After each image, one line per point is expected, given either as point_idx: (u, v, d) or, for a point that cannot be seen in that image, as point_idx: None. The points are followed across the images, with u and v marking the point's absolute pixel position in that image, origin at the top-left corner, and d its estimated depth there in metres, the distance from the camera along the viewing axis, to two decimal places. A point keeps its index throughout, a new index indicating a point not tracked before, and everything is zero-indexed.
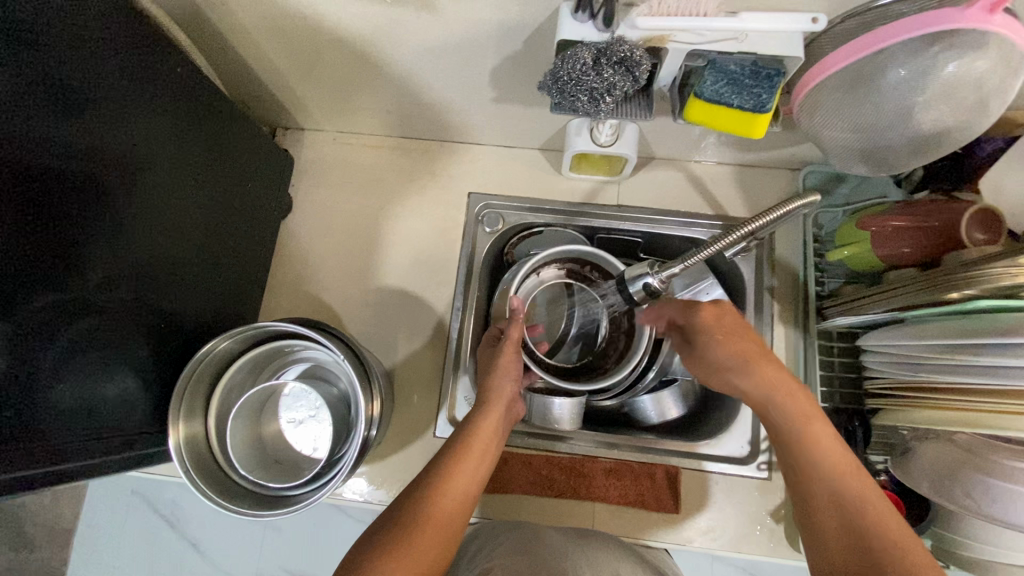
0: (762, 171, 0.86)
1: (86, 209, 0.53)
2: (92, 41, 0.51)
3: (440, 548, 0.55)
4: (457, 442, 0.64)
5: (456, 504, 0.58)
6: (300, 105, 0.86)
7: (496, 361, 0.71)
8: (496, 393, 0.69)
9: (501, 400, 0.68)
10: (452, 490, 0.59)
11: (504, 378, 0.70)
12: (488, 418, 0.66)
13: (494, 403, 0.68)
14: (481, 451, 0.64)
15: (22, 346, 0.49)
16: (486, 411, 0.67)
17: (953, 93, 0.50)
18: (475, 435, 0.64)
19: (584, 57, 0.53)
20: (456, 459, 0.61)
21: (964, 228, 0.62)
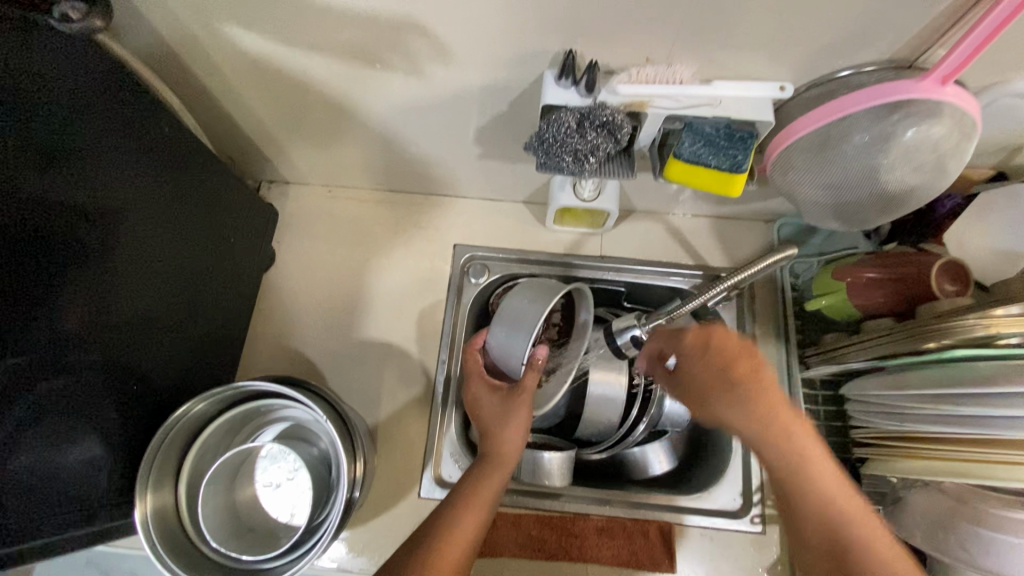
0: (738, 223, 0.90)
1: (58, 263, 0.52)
2: (65, 96, 0.52)
3: None
4: (467, 484, 0.63)
5: (461, 550, 0.57)
6: (286, 160, 0.86)
7: (513, 409, 0.66)
8: (509, 443, 0.66)
9: (513, 453, 0.66)
10: (460, 532, 0.58)
11: (516, 429, 0.66)
12: (499, 464, 0.64)
13: (506, 452, 0.65)
14: (490, 498, 0.62)
15: None
16: (492, 463, 0.65)
17: (913, 156, 0.53)
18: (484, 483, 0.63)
19: (567, 120, 0.55)
20: (464, 506, 0.60)
21: (932, 278, 0.64)
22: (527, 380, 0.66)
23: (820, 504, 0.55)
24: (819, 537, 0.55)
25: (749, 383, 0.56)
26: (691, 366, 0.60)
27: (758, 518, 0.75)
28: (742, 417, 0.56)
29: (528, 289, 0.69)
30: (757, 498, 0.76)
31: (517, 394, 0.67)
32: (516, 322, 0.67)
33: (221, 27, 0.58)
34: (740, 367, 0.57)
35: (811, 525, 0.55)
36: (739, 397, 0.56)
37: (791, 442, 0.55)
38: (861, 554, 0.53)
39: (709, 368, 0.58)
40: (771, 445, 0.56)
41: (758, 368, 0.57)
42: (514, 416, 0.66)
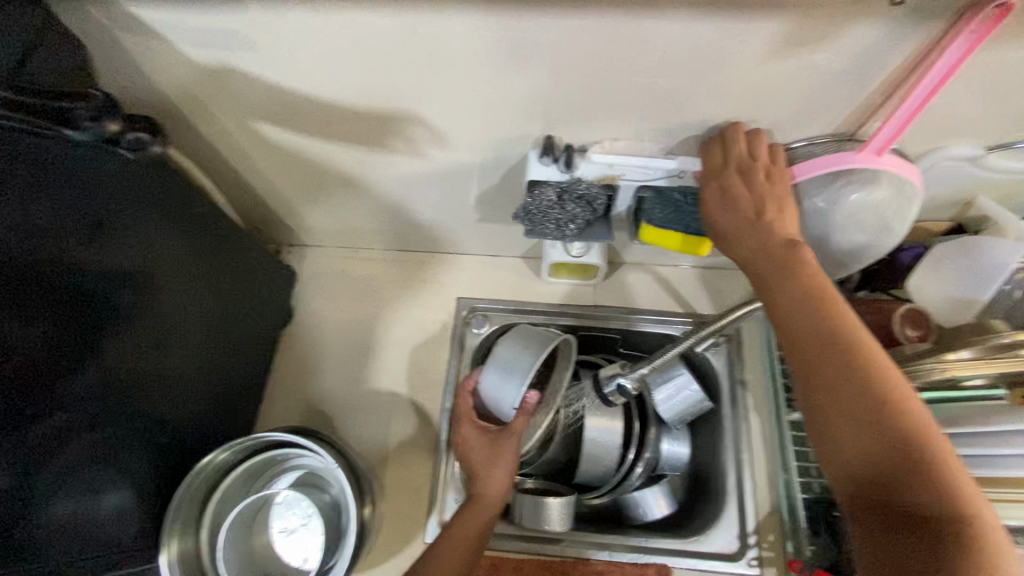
0: (723, 272, 0.95)
1: (92, 325, 0.59)
2: (116, 180, 0.59)
3: None
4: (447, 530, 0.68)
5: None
6: (305, 226, 0.96)
7: (497, 452, 0.72)
8: (493, 489, 0.70)
9: (495, 497, 0.70)
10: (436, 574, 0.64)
11: (495, 474, 0.71)
12: (478, 507, 0.69)
13: (487, 496, 0.70)
14: (471, 541, 0.67)
15: (21, 464, 0.54)
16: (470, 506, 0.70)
17: (859, 217, 0.59)
18: (462, 522, 0.68)
19: (549, 194, 0.64)
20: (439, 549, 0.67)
21: (894, 323, 0.68)
22: (515, 424, 0.72)
23: (839, 351, 0.49)
24: (852, 388, 0.48)
25: (773, 208, 0.55)
26: (716, 208, 0.58)
27: (755, 561, 0.77)
28: (756, 236, 0.55)
29: (516, 335, 0.76)
30: (753, 541, 0.78)
31: (504, 437, 0.72)
32: (508, 368, 0.74)
33: (248, 122, 0.68)
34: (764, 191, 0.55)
35: (848, 389, 0.48)
36: (756, 227, 0.55)
37: (805, 274, 0.52)
38: (873, 404, 0.47)
39: (736, 203, 0.56)
40: (779, 275, 0.53)
41: (782, 191, 0.55)
42: (499, 460, 0.71)
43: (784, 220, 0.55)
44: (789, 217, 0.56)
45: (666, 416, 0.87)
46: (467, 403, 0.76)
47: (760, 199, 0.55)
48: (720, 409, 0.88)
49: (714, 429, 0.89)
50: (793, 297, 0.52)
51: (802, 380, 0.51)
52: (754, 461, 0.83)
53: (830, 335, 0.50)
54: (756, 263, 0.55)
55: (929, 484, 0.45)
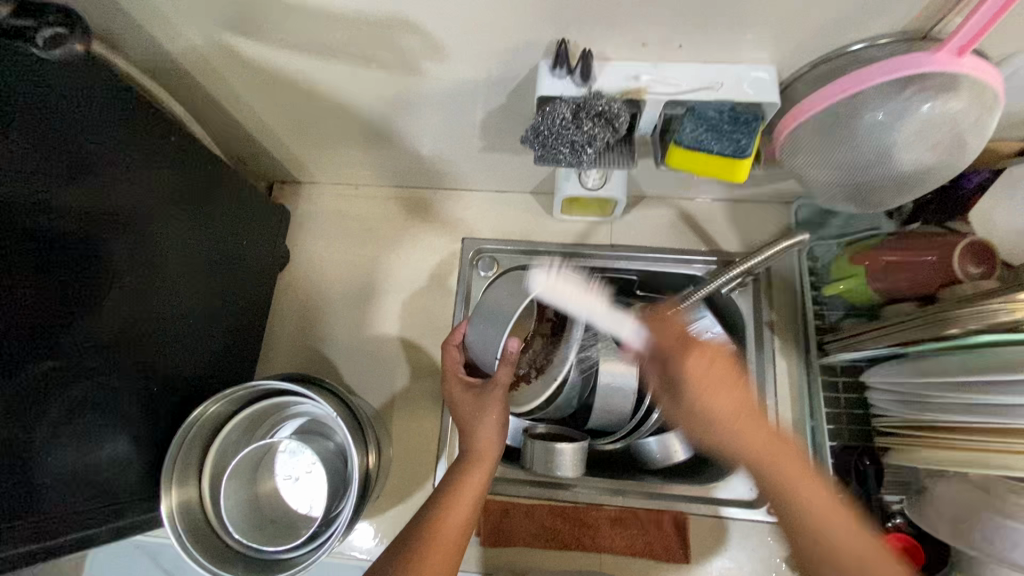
0: (754, 205, 0.87)
1: (82, 268, 0.56)
2: (94, 111, 0.55)
3: None
4: (444, 490, 0.63)
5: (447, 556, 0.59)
6: (297, 161, 0.88)
7: (486, 407, 0.66)
8: (484, 440, 0.65)
9: (491, 448, 0.65)
10: (444, 533, 0.60)
11: (490, 428, 0.66)
12: (478, 461, 0.65)
13: (483, 448, 0.65)
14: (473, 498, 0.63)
15: (19, 416, 0.51)
16: (471, 461, 0.65)
17: (928, 133, 0.50)
18: (468, 477, 0.64)
19: (563, 111, 0.54)
20: (448, 504, 0.62)
21: (954, 261, 0.61)
22: (500, 376, 0.67)
23: (806, 526, 0.55)
24: (814, 549, 0.54)
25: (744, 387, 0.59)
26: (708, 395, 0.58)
27: None
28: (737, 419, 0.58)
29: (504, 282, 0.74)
30: None
31: (490, 388, 0.67)
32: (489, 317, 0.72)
33: (217, 35, 0.59)
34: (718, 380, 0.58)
35: (805, 515, 0.55)
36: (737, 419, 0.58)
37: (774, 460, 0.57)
38: (825, 538, 0.53)
39: (716, 389, 0.58)
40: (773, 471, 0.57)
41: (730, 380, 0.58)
42: (489, 411, 0.66)
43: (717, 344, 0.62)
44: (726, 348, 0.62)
45: None
46: (453, 358, 0.71)
47: (728, 404, 0.58)
48: (744, 353, 0.82)
49: None
50: (775, 476, 0.57)
51: (785, 523, 0.57)
52: (779, 407, 0.78)
53: (784, 486, 0.56)
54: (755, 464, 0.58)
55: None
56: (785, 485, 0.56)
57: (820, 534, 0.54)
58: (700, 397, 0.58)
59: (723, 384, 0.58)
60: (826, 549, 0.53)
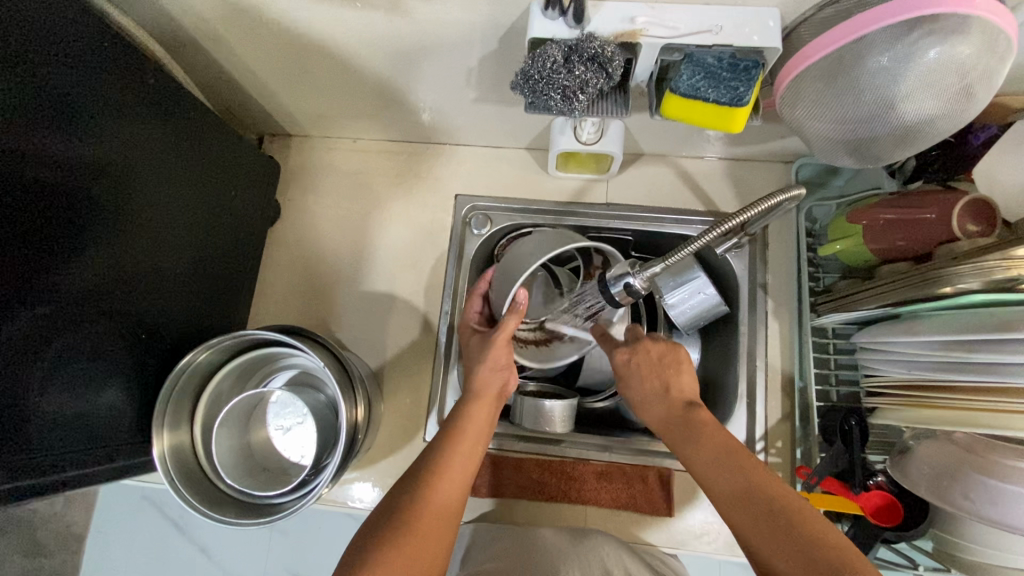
0: (754, 164, 0.85)
1: (71, 218, 0.55)
2: (72, 54, 0.54)
3: (438, 539, 0.55)
4: (450, 429, 0.63)
5: (453, 488, 0.58)
6: (285, 112, 0.86)
7: (487, 349, 0.68)
8: (481, 380, 0.67)
9: (490, 389, 0.67)
10: (450, 471, 0.59)
11: (490, 372, 0.67)
12: (480, 403, 0.65)
13: (483, 390, 0.66)
14: (475, 438, 0.63)
15: (16, 356, 0.51)
16: (472, 403, 0.65)
17: (935, 81, 0.47)
18: (468, 418, 0.64)
19: (554, 54, 0.52)
20: (451, 445, 0.61)
21: (953, 217, 0.59)
22: (506, 323, 0.68)
23: (730, 487, 0.55)
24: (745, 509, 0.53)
25: (670, 377, 0.64)
26: (628, 380, 0.67)
27: None
28: (654, 401, 0.64)
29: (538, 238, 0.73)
30: (760, 447, 0.76)
31: (494, 335, 0.68)
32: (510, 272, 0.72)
33: None
34: (658, 368, 0.65)
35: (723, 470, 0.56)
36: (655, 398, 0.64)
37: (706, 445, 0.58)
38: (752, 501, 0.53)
39: (638, 375, 0.66)
40: (685, 435, 0.60)
41: (669, 369, 0.65)
42: (490, 355, 0.68)
43: (684, 384, 0.64)
44: (686, 376, 0.65)
45: (677, 320, 0.81)
46: (472, 308, 0.75)
47: (665, 384, 0.64)
48: (736, 315, 0.82)
49: (727, 336, 0.84)
50: (685, 441, 0.60)
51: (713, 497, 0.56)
52: (768, 367, 0.78)
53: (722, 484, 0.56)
54: (675, 447, 0.61)
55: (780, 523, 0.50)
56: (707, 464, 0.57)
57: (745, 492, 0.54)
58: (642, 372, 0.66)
59: (661, 369, 0.65)
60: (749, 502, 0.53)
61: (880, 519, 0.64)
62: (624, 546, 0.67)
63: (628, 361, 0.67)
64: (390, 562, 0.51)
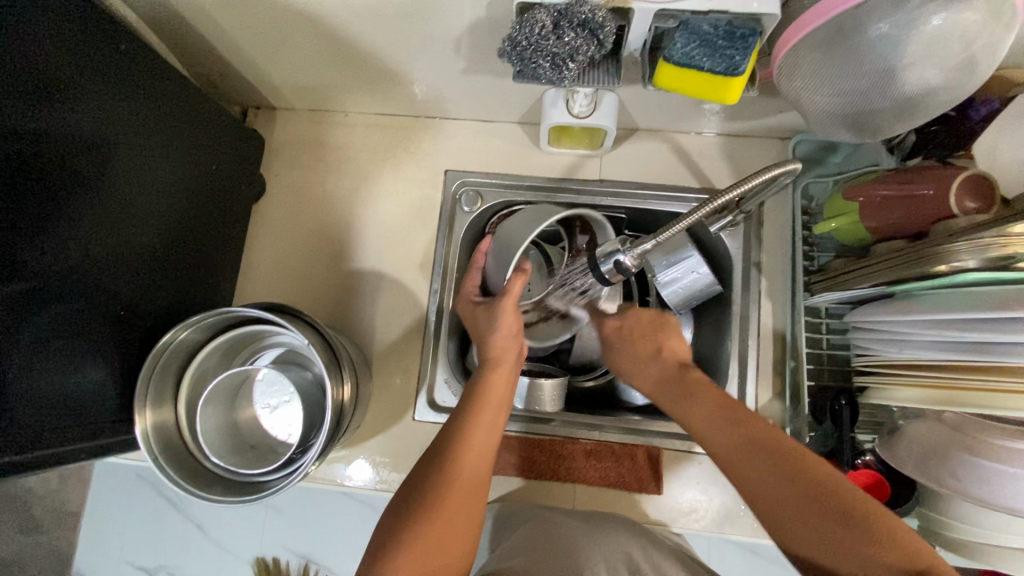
0: (750, 140, 0.83)
1: (51, 193, 0.54)
2: (41, 21, 0.52)
3: (471, 505, 0.56)
4: (471, 399, 0.62)
5: (483, 453, 0.59)
6: (268, 83, 0.83)
7: (495, 317, 0.66)
8: (500, 345, 0.66)
9: (508, 355, 0.66)
10: (475, 440, 0.59)
11: (507, 338, 0.66)
12: (499, 370, 0.65)
13: (501, 358, 0.65)
14: (498, 403, 0.63)
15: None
16: (491, 369, 0.65)
17: (939, 50, 0.46)
18: (489, 386, 0.63)
19: (543, 20, 0.49)
20: (475, 413, 0.60)
21: (951, 196, 0.57)
22: (513, 285, 0.65)
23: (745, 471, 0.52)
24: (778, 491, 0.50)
25: (660, 341, 0.67)
26: (619, 351, 0.70)
27: None
28: (646, 365, 0.67)
29: (524, 214, 0.73)
30: None
31: (501, 301, 0.66)
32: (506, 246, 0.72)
33: None
34: (650, 334, 0.69)
35: (736, 449, 0.54)
36: (648, 361, 0.67)
37: (719, 417, 0.56)
38: (772, 485, 0.50)
39: (630, 341, 0.70)
40: (682, 400, 0.61)
41: (660, 333, 0.68)
42: (503, 321, 0.66)
43: (675, 348, 0.66)
44: (672, 342, 0.67)
45: (669, 299, 0.81)
46: (472, 279, 0.74)
47: (655, 350, 0.67)
48: (730, 295, 0.81)
49: (720, 315, 0.83)
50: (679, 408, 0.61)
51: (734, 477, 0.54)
52: (760, 347, 0.78)
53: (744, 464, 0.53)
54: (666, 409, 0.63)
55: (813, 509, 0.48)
56: (724, 441, 0.55)
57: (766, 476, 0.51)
58: (634, 340, 0.69)
59: (653, 336, 0.68)
60: (769, 486, 0.50)
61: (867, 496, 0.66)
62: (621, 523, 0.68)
63: (618, 330, 0.71)
64: (424, 534, 0.52)
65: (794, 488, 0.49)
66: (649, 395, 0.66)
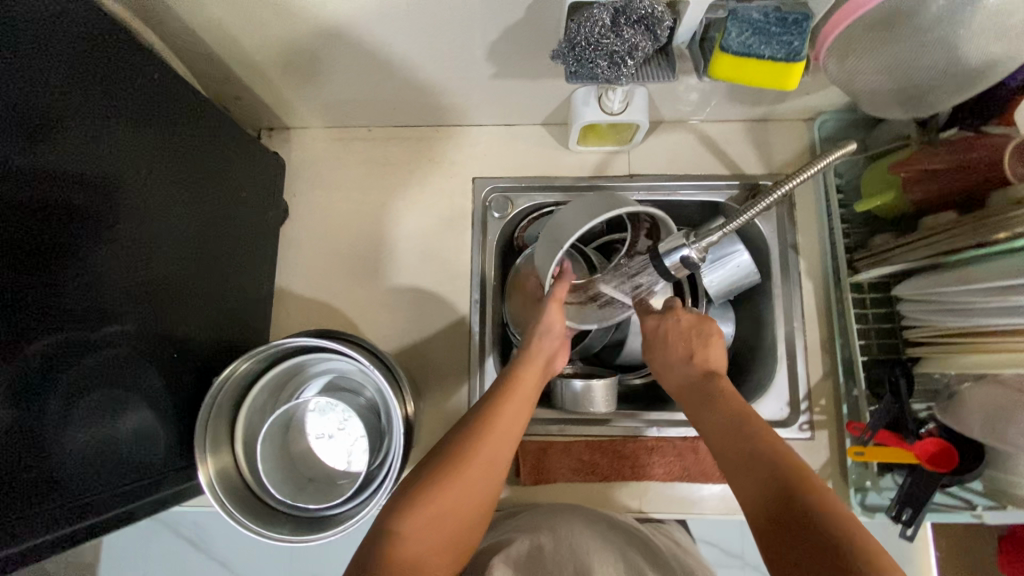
0: (774, 124, 0.84)
1: (72, 239, 0.50)
2: (55, 58, 0.48)
3: (469, 499, 0.54)
4: (499, 387, 0.61)
5: (502, 445, 0.57)
6: (284, 102, 0.80)
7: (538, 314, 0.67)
8: (537, 342, 0.65)
9: (542, 354, 0.65)
10: (495, 431, 0.57)
11: (543, 335, 0.65)
12: (532, 365, 0.64)
13: (535, 353, 0.65)
14: (525, 397, 0.61)
15: (32, 393, 0.47)
16: (525, 362, 0.64)
17: (999, 21, 0.46)
18: (519, 377, 0.62)
19: (602, 18, 0.49)
20: (499, 401, 0.59)
21: (1005, 161, 0.58)
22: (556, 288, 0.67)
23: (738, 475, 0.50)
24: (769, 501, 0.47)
25: (699, 345, 0.62)
26: (655, 345, 0.65)
27: (807, 425, 0.76)
28: (676, 366, 0.63)
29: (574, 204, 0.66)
30: (804, 406, 0.77)
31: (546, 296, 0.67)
32: (553, 237, 0.67)
33: None
34: (687, 336, 0.64)
35: (730, 449, 0.52)
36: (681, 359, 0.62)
37: (717, 409, 0.56)
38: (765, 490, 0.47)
39: (666, 338, 0.65)
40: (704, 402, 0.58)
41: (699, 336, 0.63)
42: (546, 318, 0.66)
43: (711, 355, 0.62)
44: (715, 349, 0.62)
45: (711, 290, 0.81)
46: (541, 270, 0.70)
47: (691, 348, 0.63)
48: (769, 279, 0.82)
49: (760, 300, 0.84)
50: (695, 404, 0.59)
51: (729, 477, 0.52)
52: (806, 327, 0.78)
53: (740, 463, 0.50)
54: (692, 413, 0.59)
55: (792, 519, 0.45)
56: (725, 441, 0.53)
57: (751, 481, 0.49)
58: (668, 338, 0.64)
59: (690, 335, 0.64)
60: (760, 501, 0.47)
61: (936, 466, 0.64)
62: (639, 542, 0.65)
63: (658, 326, 0.66)
64: (420, 514, 0.51)
65: (779, 499, 0.46)
66: (677, 396, 0.62)
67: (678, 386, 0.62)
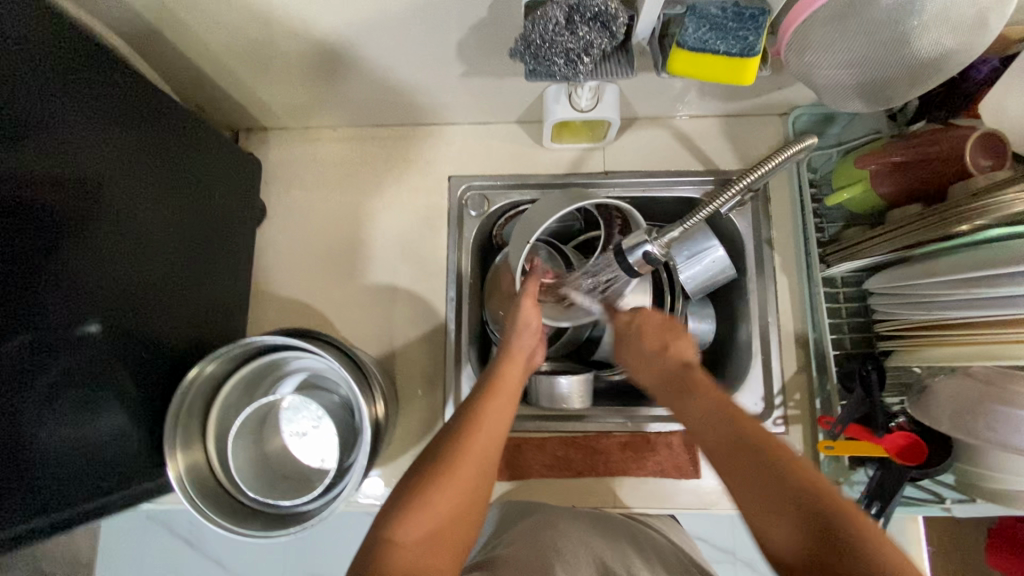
0: (749, 119, 0.83)
1: (49, 242, 0.51)
2: (33, 65, 0.49)
3: (465, 498, 0.54)
4: (485, 385, 0.62)
5: (491, 442, 0.57)
6: (260, 104, 0.81)
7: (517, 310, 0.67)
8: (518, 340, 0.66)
9: (523, 353, 0.66)
10: (482, 429, 0.57)
11: (523, 334, 0.66)
12: (514, 362, 0.64)
13: (516, 351, 0.65)
14: (509, 394, 0.62)
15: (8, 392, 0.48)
16: (507, 361, 0.64)
17: (951, 13, 0.46)
18: (502, 374, 0.63)
19: (556, 15, 0.49)
20: (485, 399, 0.60)
21: (966, 155, 0.59)
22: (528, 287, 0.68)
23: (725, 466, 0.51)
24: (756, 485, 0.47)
25: (669, 338, 0.64)
26: (627, 341, 0.67)
27: (781, 420, 0.76)
28: (649, 362, 0.64)
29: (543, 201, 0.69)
30: (779, 401, 0.77)
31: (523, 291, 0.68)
32: (526, 234, 0.69)
33: None
34: (656, 332, 0.66)
35: (712, 435, 0.53)
36: (654, 359, 0.64)
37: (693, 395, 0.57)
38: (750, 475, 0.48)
39: (637, 334, 0.66)
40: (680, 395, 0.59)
41: (671, 333, 0.65)
42: (524, 316, 0.66)
43: (681, 348, 0.63)
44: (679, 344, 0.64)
45: (688, 287, 0.81)
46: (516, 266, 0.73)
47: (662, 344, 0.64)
48: (744, 274, 0.82)
49: (736, 296, 0.84)
50: (668, 397, 0.60)
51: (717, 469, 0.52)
52: (780, 322, 0.78)
53: (726, 447, 0.51)
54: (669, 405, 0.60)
55: (786, 500, 0.45)
56: (704, 428, 0.54)
57: (731, 471, 0.50)
58: (641, 334, 0.66)
59: (661, 330, 0.66)
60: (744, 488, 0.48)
61: (904, 459, 0.64)
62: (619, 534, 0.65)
63: (628, 324, 0.68)
64: (419, 516, 0.51)
65: (773, 481, 0.46)
66: (652, 392, 0.63)
67: (652, 379, 0.63)
